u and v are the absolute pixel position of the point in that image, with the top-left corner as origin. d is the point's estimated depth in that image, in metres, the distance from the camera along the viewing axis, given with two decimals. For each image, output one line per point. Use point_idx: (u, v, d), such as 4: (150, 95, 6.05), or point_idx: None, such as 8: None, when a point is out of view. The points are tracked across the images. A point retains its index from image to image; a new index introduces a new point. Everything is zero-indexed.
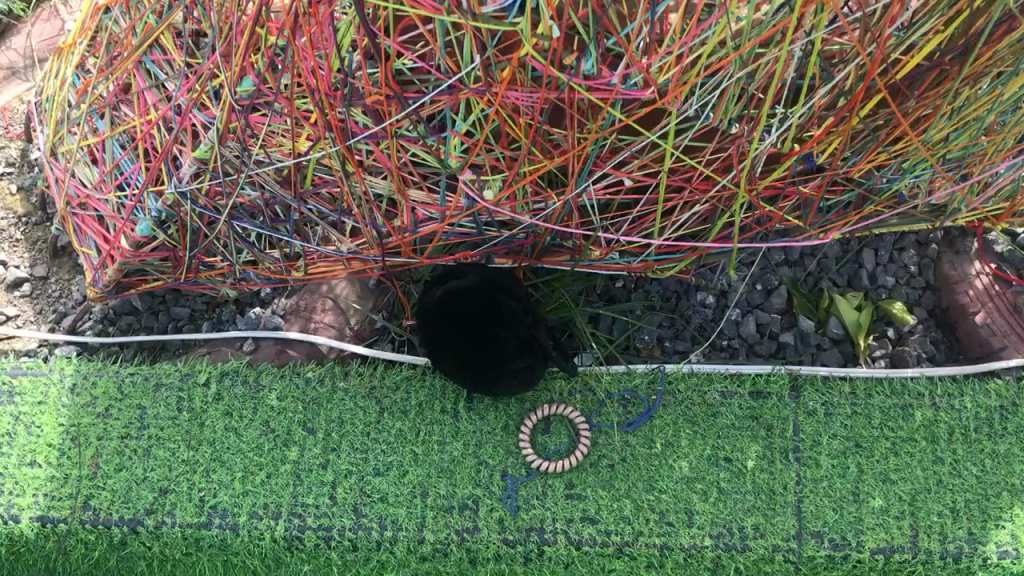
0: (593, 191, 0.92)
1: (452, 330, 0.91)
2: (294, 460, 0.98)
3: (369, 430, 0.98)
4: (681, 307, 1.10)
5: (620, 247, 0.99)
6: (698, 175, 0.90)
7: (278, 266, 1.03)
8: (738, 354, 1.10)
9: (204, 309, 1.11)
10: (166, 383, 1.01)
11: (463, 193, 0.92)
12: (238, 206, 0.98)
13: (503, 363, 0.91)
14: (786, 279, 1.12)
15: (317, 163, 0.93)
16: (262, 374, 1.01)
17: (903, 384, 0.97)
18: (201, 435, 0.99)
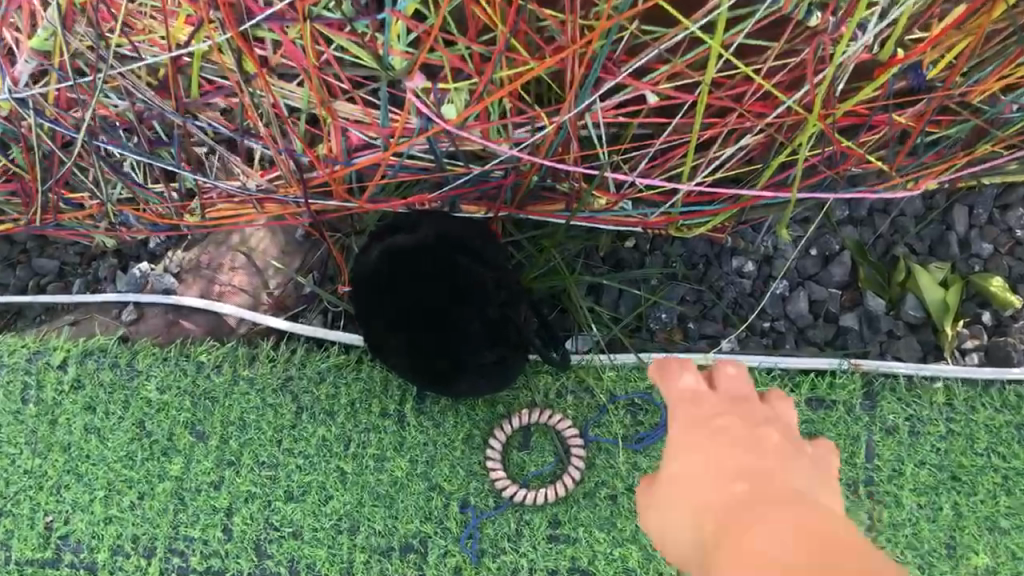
0: (602, 112, 0.64)
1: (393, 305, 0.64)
2: (176, 477, 0.71)
3: (281, 438, 0.71)
4: (711, 277, 0.83)
5: (634, 193, 0.71)
6: (752, 91, 0.63)
7: (166, 207, 0.76)
8: (785, 341, 0.83)
9: (78, 263, 0.84)
10: (9, 363, 0.74)
11: (414, 109, 0.65)
12: (103, 122, 0.71)
13: (470, 358, 0.64)
14: (850, 242, 0.84)
15: (205, 58, 0.66)
16: (137, 355, 0.74)
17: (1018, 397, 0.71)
18: (52, 438, 0.73)
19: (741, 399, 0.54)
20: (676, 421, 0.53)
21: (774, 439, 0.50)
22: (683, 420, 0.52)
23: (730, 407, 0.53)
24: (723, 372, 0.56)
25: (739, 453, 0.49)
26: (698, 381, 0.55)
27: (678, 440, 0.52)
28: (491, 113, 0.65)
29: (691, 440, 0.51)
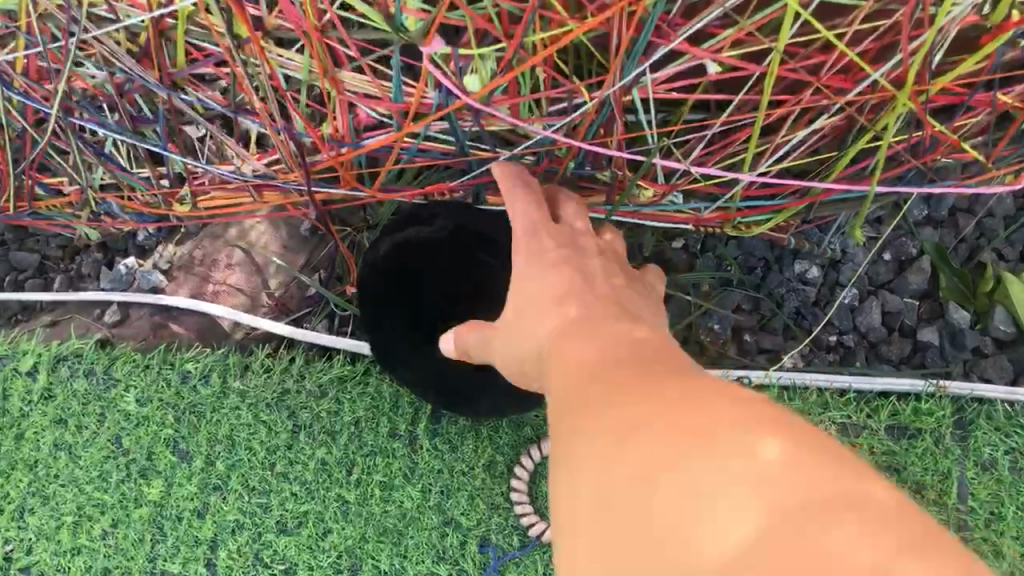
0: (653, 86, 0.54)
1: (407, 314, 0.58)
2: (155, 502, 0.63)
3: (275, 461, 0.62)
4: (770, 283, 0.73)
5: (688, 184, 0.62)
6: (835, 64, 0.53)
7: (154, 195, 0.67)
8: (855, 357, 0.73)
9: (60, 258, 0.75)
10: None
11: (433, 83, 0.55)
12: (79, 95, 0.62)
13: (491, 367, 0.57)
14: (929, 246, 0.74)
15: (193, 20, 0.56)
16: (116, 363, 0.65)
17: None
18: (16, 454, 0.64)
19: (576, 269, 0.45)
20: (524, 295, 0.46)
21: (615, 320, 0.40)
22: (552, 295, 0.44)
23: (571, 304, 0.43)
24: (543, 237, 0.48)
25: (597, 330, 0.39)
26: (558, 268, 0.46)
27: (550, 318, 0.43)
28: (523, 87, 0.55)
29: (530, 318, 0.45)
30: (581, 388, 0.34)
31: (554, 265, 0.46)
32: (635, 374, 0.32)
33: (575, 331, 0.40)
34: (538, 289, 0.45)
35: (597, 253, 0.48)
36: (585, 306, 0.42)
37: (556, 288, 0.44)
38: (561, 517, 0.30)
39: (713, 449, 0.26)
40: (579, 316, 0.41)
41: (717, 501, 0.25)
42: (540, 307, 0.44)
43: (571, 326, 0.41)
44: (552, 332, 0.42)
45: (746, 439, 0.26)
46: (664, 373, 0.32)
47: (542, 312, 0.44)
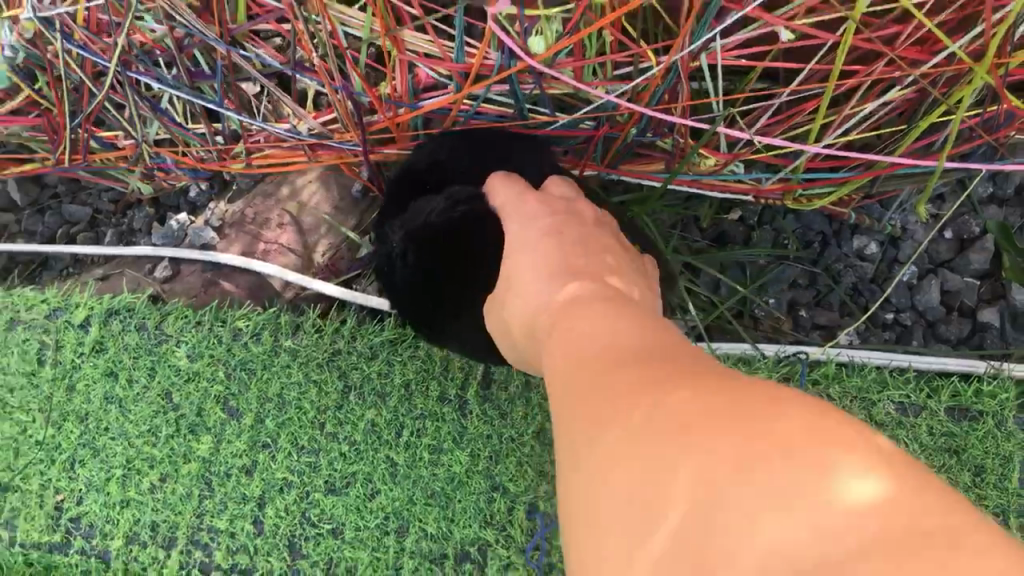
0: (722, 52, 0.53)
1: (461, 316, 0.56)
2: (204, 458, 0.63)
3: (325, 420, 0.62)
4: (827, 258, 0.72)
5: (751, 154, 0.60)
6: (912, 34, 0.52)
7: (209, 151, 0.67)
8: (912, 337, 0.71)
9: (111, 212, 0.75)
10: (25, 319, 0.66)
11: (496, 44, 0.54)
12: (137, 49, 0.61)
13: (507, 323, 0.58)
14: (993, 224, 0.71)
15: None
16: (167, 318, 0.65)
17: None
18: (67, 407, 0.64)
19: (572, 250, 0.49)
20: (522, 281, 0.49)
21: (602, 296, 0.42)
22: (550, 282, 0.46)
23: (571, 281, 0.45)
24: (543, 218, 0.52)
25: (588, 323, 0.40)
26: (561, 249, 0.49)
27: (553, 305, 0.44)
28: (587, 50, 0.54)
29: (534, 303, 0.46)
30: (581, 386, 0.35)
31: (547, 245, 0.50)
32: (639, 376, 0.33)
33: (579, 308, 0.42)
34: (533, 266, 0.49)
35: (593, 224, 0.52)
36: (585, 286, 0.44)
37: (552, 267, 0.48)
38: (582, 521, 0.30)
39: (800, 485, 0.25)
40: (583, 302, 0.42)
41: (772, 529, 0.25)
42: (539, 286, 0.47)
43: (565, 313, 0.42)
44: (551, 325, 0.43)
45: (829, 472, 0.25)
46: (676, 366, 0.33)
47: (543, 290, 0.47)
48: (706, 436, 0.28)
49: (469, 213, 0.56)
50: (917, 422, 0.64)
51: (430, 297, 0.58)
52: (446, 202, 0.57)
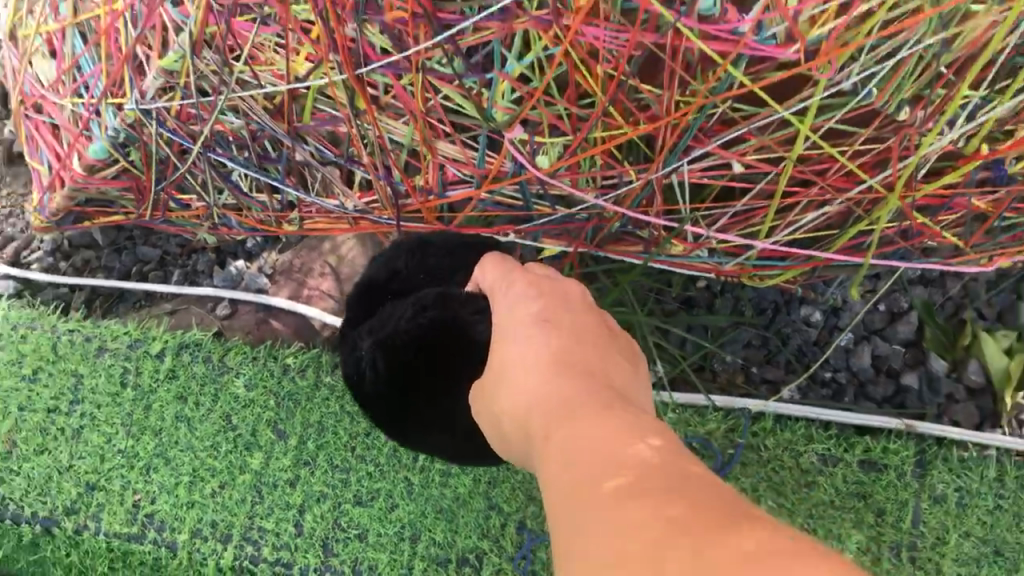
0: (688, 173, 0.67)
1: (409, 414, 0.67)
2: (256, 470, 0.77)
3: (355, 444, 0.76)
4: (777, 323, 0.86)
5: (713, 244, 0.74)
6: (838, 168, 0.65)
7: (268, 214, 0.81)
8: (844, 394, 0.85)
9: (178, 255, 0.89)
10: (112, 348, 0.80)
11: (510, 156, 0.69)
12: (218, 136, 0.75)
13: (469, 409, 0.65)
14: (919, 302, 0.86)
15: (320, 93, 0.70)
16: (229, 353, 0.79)
17: None
18: (145, 422, 0.78)
19: (572, 333, 0.53)
20: (533, 373, 0.50)
21: (590, 391, 0.47)
22: (545, 371, 0.49)
23: (566, 363, 0.50)
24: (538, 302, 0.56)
25: (594, 429, 0.42)
26: (554, 337, 0.52)
27: (539, 395, 0.48)
28: (582, 164, 0.68)
29: (529, 404, 0.49)
30: (567, 456, 0.41)
31: (548, 336, 0.52)
32: (613, 448, 0.39)
33: (570, 397, 0.46)
34: (532, 359, 0.51)
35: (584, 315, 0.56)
36: (575, 382, 0.48)
37: (552, 368, 0.49)
38: None
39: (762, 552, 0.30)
40: (572, 401, 0.46)
41: (727, 560, 0.30)
42: (533, 380, 0.50)
43: (562, 418, 0.45)
44: (544, 414, 0.46)
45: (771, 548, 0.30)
46: (647, 449, 0.39)
47: (560, 426, 0.44)
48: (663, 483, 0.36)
49: (437, 318, 0.65)
50: (836, 470, 0.79)
51: (401, 394, 0.67)
52: (417, 303, 0.66)
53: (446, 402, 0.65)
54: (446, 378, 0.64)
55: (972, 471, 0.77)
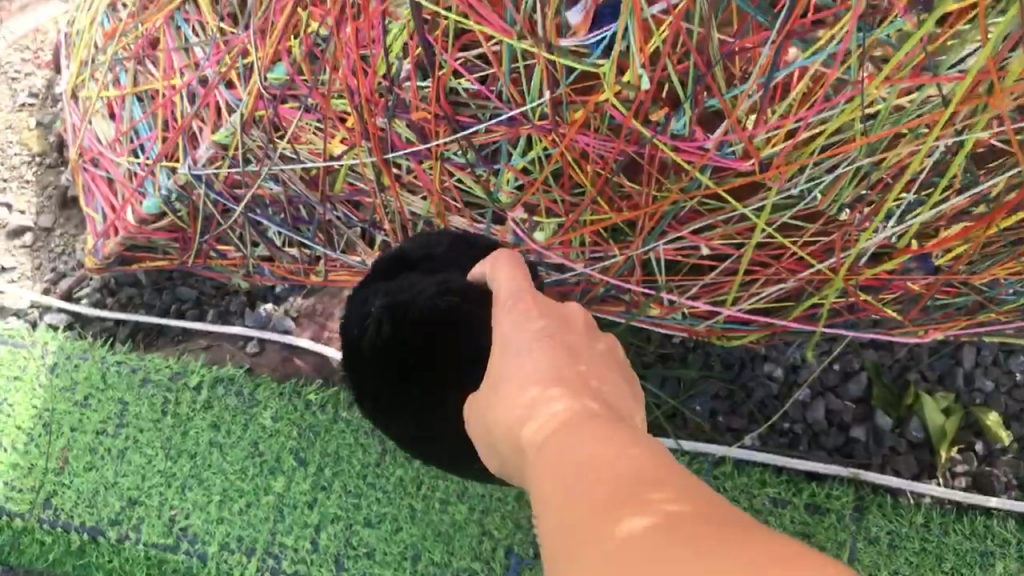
0: (663, 252, 0.78)
1: (393, 393, 0.65)
2: (279, 492, 0.87)
3: (366, 473, 0.87)
4: (743, 378, 0.97)
5: (685, 309, 0.85)
6: (791, 253, 0.76)
7: (296, 265, 0.91)
8: (799, 443, 0.96)
9: (213, 295, 0.99)
10: (155, 379, 0.91)
11: (512, 230, 0.80)
12: (259, 200, 0.86)
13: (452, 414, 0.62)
14: (869, 363, 0.97)
15: (351, 169, 0.80)
16: (259, 388, 0.90)
17: (986, 527, 0.91)
18: (182, 446, 0.89)
19: (567, 349, 0.49)
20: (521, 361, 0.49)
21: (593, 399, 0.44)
22: (535, 368, 0.48)
23: (562, 374, 0.46)
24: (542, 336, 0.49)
25: (580, 424, 0.42)
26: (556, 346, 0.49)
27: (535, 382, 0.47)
28: (574, 240, 0.80)
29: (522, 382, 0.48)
30: (563, 480, 0.38)
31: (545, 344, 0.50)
32: (612, 451, 0.38)
33: (558, 390, 0.45)
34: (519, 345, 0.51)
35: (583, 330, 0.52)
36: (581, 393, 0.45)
37: (548, 372, 0.47)
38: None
39: None
40: (562, 413, 0.43)
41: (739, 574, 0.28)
42: (528, 374, 0.48)
43: (553, 397, 0.45)
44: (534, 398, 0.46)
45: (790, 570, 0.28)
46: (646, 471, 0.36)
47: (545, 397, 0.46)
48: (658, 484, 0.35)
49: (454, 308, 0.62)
50: (783, 509, 0.92)
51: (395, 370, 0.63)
52: (442, 285, 0.64)
53: (436, 397, 0.62)
54: (445, 372, 0.61)
55: (901, 516, 0.91)
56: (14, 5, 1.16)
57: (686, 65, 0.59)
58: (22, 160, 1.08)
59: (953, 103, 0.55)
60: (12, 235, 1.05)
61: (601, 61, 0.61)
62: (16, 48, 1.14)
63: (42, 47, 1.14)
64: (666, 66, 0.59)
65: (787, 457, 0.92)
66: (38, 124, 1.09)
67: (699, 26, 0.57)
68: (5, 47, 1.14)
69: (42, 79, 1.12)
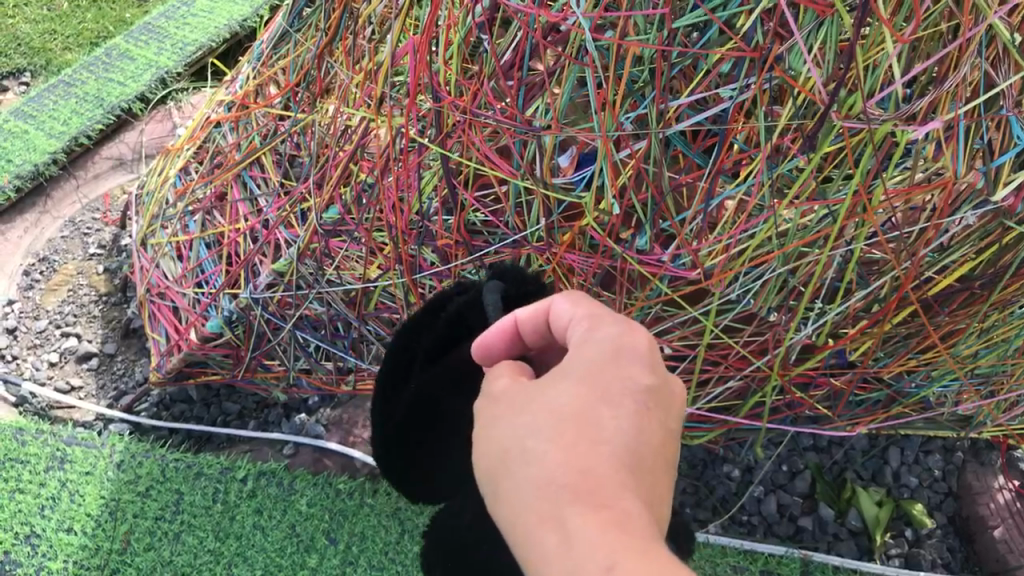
0: None
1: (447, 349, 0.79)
2: (312, 567, 1.02)
3: (388, 549, 1.03)
4: (706, 476, 1.14)
5: None
6: (735, 353, 0.96)
7: (330, 376, 1.10)
8: (757, 530, 1.11)
9: (254, 408, 1.17)
10: (207, 472, 1.08)
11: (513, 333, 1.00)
12: (304, 319, 1.06)
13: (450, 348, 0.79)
14: (811, 464, 1.14)
15: (384, 290, 1.00)
16: (296, 479, 1.07)
17: None
18: (230, 528, 1.05)
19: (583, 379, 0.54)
20: (497, 435, 0.54)
21: (610, 457, 0.50)
22: (533, 496, 0.49)
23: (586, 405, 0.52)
24: (604, 323, 0.57)
25: (583, 571, 0.44)
26: (575, 386, 0.53)
27: (545, 460, 0.50)
28: None
29: (510, 440, 0.53)
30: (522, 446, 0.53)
31: (573, 394, 0.53)
32: (570, 502, 0.47)
33: (549, 414, 0.52)
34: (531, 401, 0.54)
35: (604, 341, 0.56)
36: (581, 522, 0.46)
37: (557, 422, 0.52)
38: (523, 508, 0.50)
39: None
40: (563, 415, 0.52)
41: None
42: (524, 494, 0.50)
43: (534, 525, 0.48)
44: (524, 522, 0.49)
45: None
46: (640, 556, 0.44)
47: (532, 542, 0.48)
48: None
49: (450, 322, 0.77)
50: None
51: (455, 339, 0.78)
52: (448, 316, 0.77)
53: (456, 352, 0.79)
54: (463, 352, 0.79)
55: None
56: (89, 175, 1.43)
57: (647, 196, 0.80)
58: (91, 298, 1.27)
59: (841, 218, 0.76)
60: (78, 359, 1.22)
61: (583, 193, 0.83)
62: (88, 209, 1.38)
63: (111, 208, 1.38)
64: (634, 199, 0.79)
65: (747, 542, 1.08)
66: (106, 269, 1.30)
67: (655, 166, 0.78)
68: (79, 208, 1.39)
69: (109, 234, 1.35)
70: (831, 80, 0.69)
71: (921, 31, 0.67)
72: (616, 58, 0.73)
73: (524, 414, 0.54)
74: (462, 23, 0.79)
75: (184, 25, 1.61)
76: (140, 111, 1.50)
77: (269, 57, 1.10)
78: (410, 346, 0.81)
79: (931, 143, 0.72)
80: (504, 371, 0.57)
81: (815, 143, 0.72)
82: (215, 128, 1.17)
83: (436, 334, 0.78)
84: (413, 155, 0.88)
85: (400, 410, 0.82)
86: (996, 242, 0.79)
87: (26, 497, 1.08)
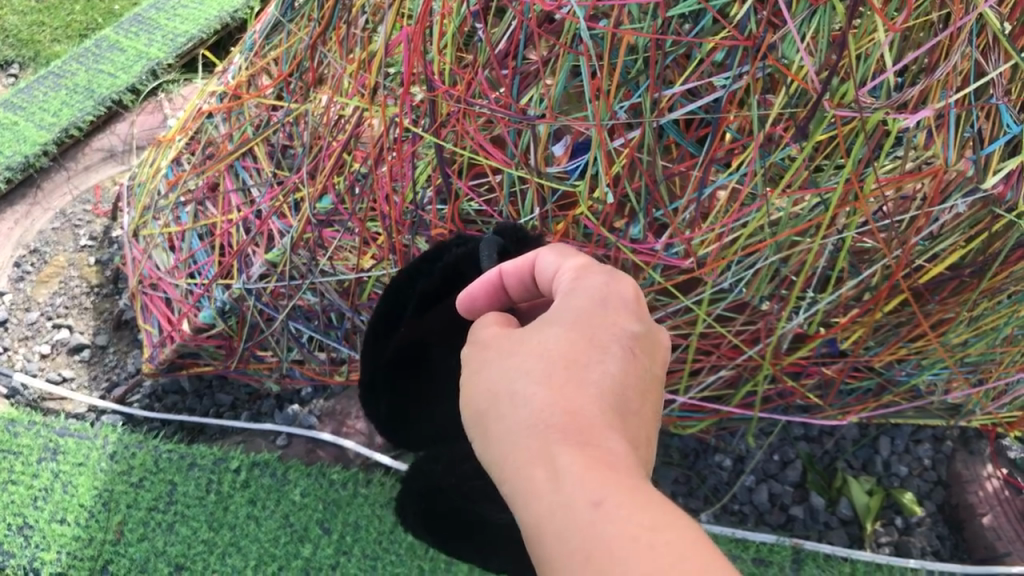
0: None
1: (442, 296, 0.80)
2: (306, 556, 1.03)
3: (382, 538, 1.03)
4: (698, 466, 1.15)
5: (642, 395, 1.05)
6: (727, 342, 0.96)
7: (323, 367, 1.10)
8: (748, 519, 1.12)
9: (246, 399, 1.17)
10: (200, 463, 1.08)
11: None
12: (297, 309, 1.05)
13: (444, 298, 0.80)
14: (802, 453, 1.15)
15: (378, 280, 1.00)
16: (289, 470, 1.07)
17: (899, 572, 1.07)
18: (223, 519, 1.05)
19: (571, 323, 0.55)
20: (485, 379, 0.55)
21: (598, 399, 0.52)
22: (522, 436, 0.51)
23: (574, 348, 0.54)
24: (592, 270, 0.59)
25: (574, 507, 0.46)
26: (565, 330, 0.55)
27: (535, 401, 0.52)
28: None
29: (497, 382, 0.54)
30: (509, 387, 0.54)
31: (562, 336, 0.54)
32: (560, 443, 0.49)
33: (538, 357, 0.54)
34: (519, 347, 0.55)
35: (592, 285, 0.57)
36: (572, 459, 0.48)
37: (546, 366, 0.53)
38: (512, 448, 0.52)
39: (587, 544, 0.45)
40: (552, 359, 0.53)
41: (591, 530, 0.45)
42: (513, 435, 0.51)
43: (523, 463, 0.50)
44: (512, 459, 0.51)
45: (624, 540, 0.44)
46: (629, 495, 0.46)
47: (521, 478, 0.49)
48: (638, 521, 0.45)
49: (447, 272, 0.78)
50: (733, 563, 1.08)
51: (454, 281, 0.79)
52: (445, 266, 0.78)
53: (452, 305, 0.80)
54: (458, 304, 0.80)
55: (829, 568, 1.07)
56: (80, 167, 1.42)
57: (640, 184, 0.81)
58: (82, 290, 1.27)
59: (832, 206, 0.76)
60: (71, 351, 1.21)
61: (577, 182, 0.83)
62: (79, 201, 1.38)
63: (102, 199, 1.38)
64: (625, 184, 0.80)
65: (740, 531, 1.09)
66: (98, 261, 1.29)
67: (648, 155, 0.78)
68: (70, 200, 1.38)
69: (100, 226, 1.34)
70: (823, 69, 0.69)
71: (912, 20, 0.67)
72: (611, 47, 0.74)
73: (512, 358, 0.55)
74: (456, 12, 0.79)
75: (175, 17, 1.60)
76: (131, 102, 1.49)
77: (262, 47, 1.09)
78: (406, 290, 0.81)
79: (922, 131, 0.73)
80: (497, 333, 0.58)
81: (807, 131, 0.72)
82: (207, 119, 1.17)
83: (433, 284, 0.79)
84: (407, 145, 0.88)
85: (389, 353, 0.84)
86: (986, 230, 0.80)
87: (18, 488, 1.08)
